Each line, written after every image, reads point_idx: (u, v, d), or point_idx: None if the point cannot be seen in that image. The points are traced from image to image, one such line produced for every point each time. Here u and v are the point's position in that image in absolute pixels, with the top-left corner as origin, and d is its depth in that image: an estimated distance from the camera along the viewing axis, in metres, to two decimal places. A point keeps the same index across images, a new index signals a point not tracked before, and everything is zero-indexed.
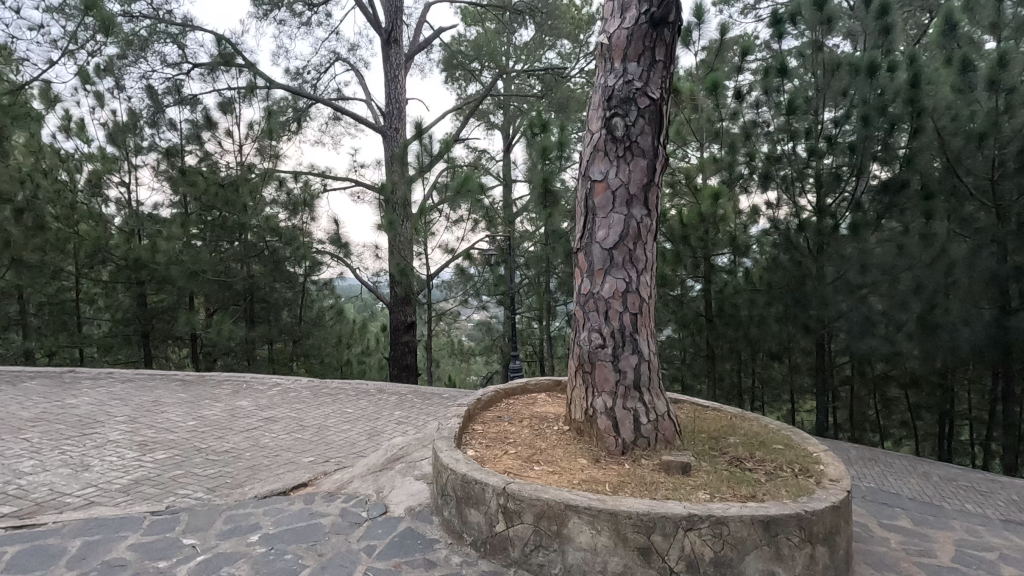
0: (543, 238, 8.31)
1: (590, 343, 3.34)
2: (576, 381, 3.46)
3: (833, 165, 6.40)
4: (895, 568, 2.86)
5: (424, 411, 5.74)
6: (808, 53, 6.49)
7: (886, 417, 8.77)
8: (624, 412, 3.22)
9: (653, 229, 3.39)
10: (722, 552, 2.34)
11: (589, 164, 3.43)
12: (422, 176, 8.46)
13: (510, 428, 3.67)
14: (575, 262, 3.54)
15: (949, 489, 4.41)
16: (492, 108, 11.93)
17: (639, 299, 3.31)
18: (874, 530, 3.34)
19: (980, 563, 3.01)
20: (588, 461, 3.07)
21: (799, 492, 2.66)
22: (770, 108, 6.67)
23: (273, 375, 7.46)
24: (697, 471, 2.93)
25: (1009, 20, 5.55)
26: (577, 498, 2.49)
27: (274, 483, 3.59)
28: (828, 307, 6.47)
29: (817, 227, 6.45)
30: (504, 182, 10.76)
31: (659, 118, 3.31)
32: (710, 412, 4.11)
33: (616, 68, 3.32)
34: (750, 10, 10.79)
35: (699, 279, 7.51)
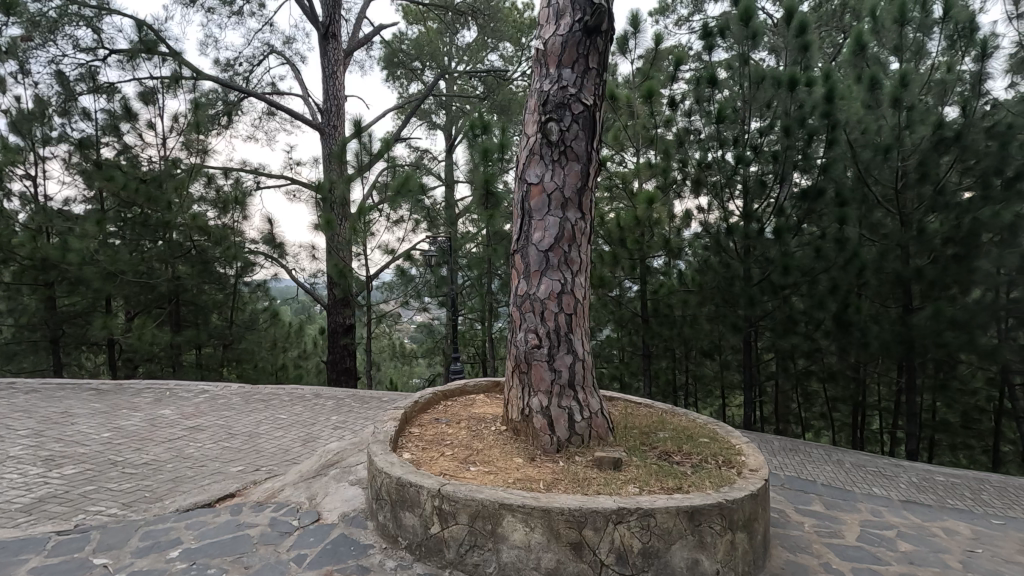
0: (485, 239, 8.35)
1: (526, 344, 3.39)
2: (513, 381, 3.50)
3: (759, 172, 6.75)
4: (806, 549, 3.07)
5: (362, 415, 5.60)
6: (736, 65, 6.83)
7: (807, 409, 9.36)
8: (558, 411, 3.29)
9: (588, 232, 3.48)
10: (650, 542, 2.44)
11: (525, 167, 3.48)
12: (361, 175, 8.31)
13: (447, 430, 3.66)
14: (512, 263, 3.58)
15: (860, 475, 4.76)
16: (434, 108, 11.87)
17: (574, 300, 3.39)
18: (790, 516, 3.56)
19: (882, 541, 3.26)
20: (523, 460, 3.10)
21: (721, 482, 2.81)
22: (701, 117, 7.00)
23: (202, 383, 7.07)
24: (628, 466, 3.03)
25: (909, 44, 6.14)
26: (511, 496, 2.53)
27: (198, 495, 3.42)
28: (754, 307, 6.84)
29: (744, 231, 6.76)
30: (447, 184, 10.72)
31: (592, 124, 3.41)
32: (643, 408, 4.25)
33: (550, 74, 3.39)
34: (684, 22, 11.29)
35: (636, 280, 7.75)
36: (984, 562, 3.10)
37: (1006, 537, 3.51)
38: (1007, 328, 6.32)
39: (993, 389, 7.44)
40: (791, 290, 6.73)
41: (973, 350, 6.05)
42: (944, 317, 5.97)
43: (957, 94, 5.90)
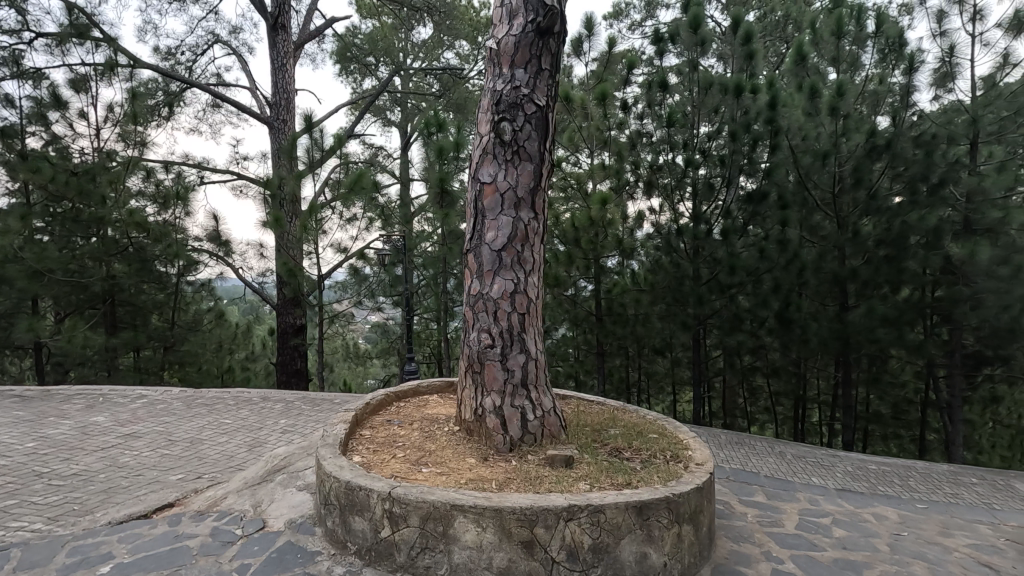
0: (440, 238, 8.29)
1: (479, 343, 3.38)
2: (466, 381, 3.49)
3: (707, 175, 6.97)
4: (748, 539, 3.19)
5: (312, 418, 5.45)
6: (686, 70, 7.03)
7: (752, 404, 9.73)
8: (511, 410, 3.30)
9: (541, 232, 3.50)
10: (600, 538, 2.48)
11: (478, 166, 3.47)
12: (313, 171, 8.09)
13: (399, 431, 3.60)
14: (466, 263, 3.57)
15: (799, 466, 4.99)
16: (389, 104, 11.68)
17: (526, 299, 3.40)
18: (734, 507, 3.70)
19: (818, 529, 3.43)
20: (476, 460, 3.10)
21: (668, 476, 2.88)
22: (653, 120, 7.17)
23: (113, 386, 7.33)
24: (579, 464, 3.06)
25: (845, 56, 6.48)
26: (463, 497, 2.51)
27: (132, 506, 3.24)
28: (703, 305, 7.06)
29: (693, 232, 6.97)
30: (401, 182, 10.58)
31: (545, 124, 3.43)
32: (595, 406, 4.32)
33: (504, 74, 3.40)
34: (637, 27, 11.55)
35: (591, 279, 7.87)
36: (909, 543, 3.31)
37: (929, 520, 3.76)
38: (931, 324, 6.77)
39: (919, 381, 7.95)
40: (737, 289, 6.98)
41: (902, 345, 6.44)
42: (876, 314, 6.33)
43: (888, 105, 6.26)
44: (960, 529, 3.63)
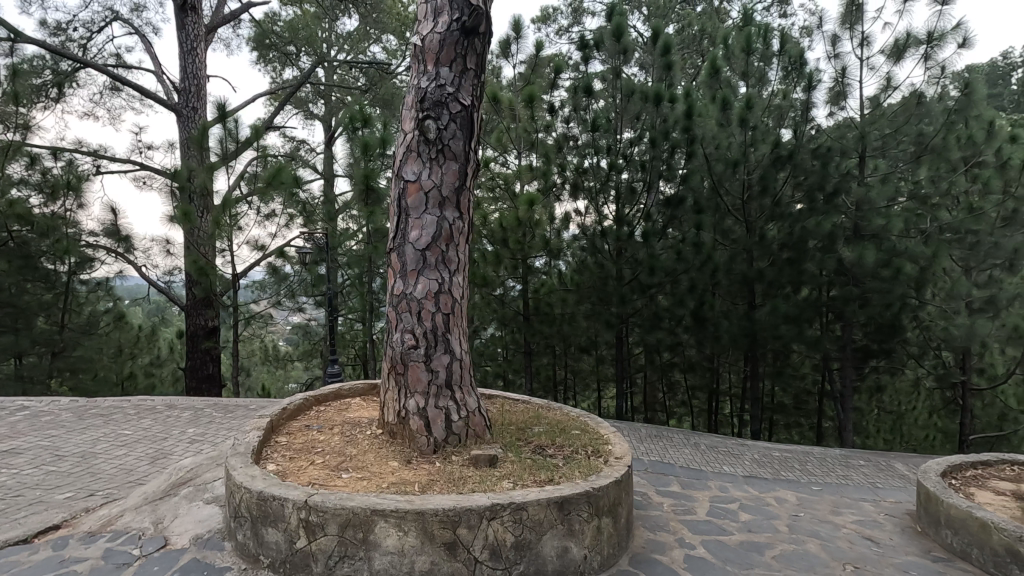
0: (366, 237, 8.07)
1: (403, 345, 3.32)
2: (390, 383, 3.42)
3: (629, 179, 7.22)
4: (664, 527, 3.35)
5: (224, 426, 5.12)
6: (610, 77, 7.26)
7: (671, 398, 10.20)
8: (435, 411, 3.26)
9: (466, 231, 3.49)
10: (522, 535, 2.52)
11: (402, 164, 3.41)
12: (226, 164, 7.62)
13: (318, 436, 3.47)
14: (389, 262, 3.50)
15: (712, 455, 5.29)
16: (312, 96, 11.22)
17: (451, 299, 3.38)
18: (651, 497, 3.87)
19: (727, 514, 3.65)
20: (399, 463, 3.04)
21: (589, 471, 2.96)
22: (578, 124, 7.34)
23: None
24: (503, 462, 3.08)
25: (754, 71, 6.91)
26: (384, 502, 2.46)
27: (8, 531, 2.91)
28: (625, 304, 7.33)
29: (616, 234, 7.20)
30: (325, 177, 10.20)
31: (470, 124, 3.42)
32: (520, 405, 4.37)
33: (428, 71, 3.36)
34: (564, 32, 11.80)
35: (518, 279, 7.93)
36: (805, 523, 3.60)
37: (823, 501, 4.11)
38: (826, 321, 7.39)
39: (817, 373, 8.66)
40: (656, 289, 7.29)
41: (802, 341, 7.00)
42: (779, 312, 6.83)
43: (790, 118, 6.78)
44: (848, 507, 3.99)
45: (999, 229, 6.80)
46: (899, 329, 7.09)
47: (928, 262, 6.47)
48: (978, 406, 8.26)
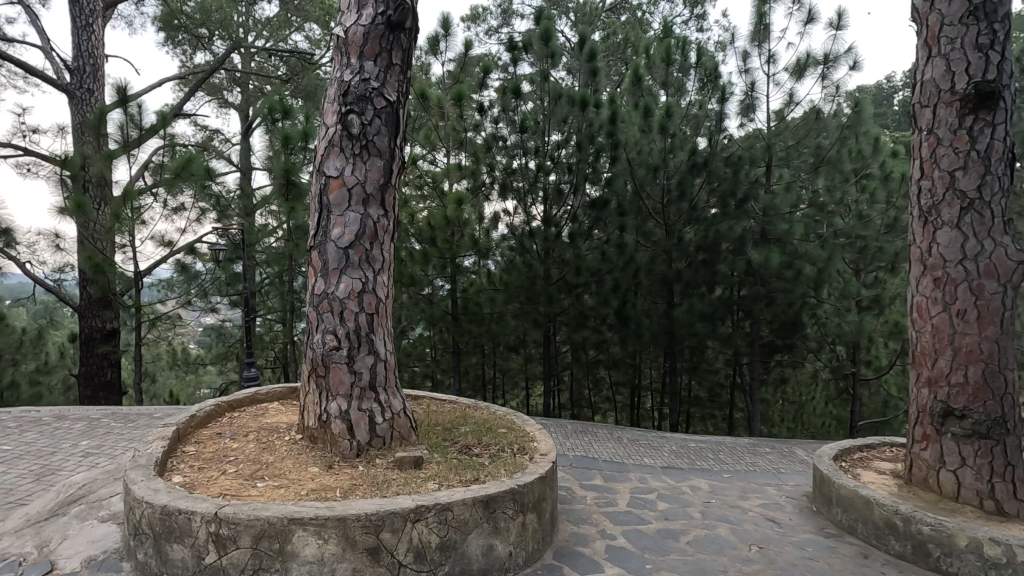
0: (286, 233, 7.73)
1: (324, 346, 3.21)
2: (310, 387, 3.29)
3: (557, 181, 7.35)
4: (587, 520, 3.45)
5: (124, 438, 4.71)
6: (538, 80, 7.36)
7: (596, 394, 10.51)
8: (359, 414, 3.17)
9: (391, 229, 3.43)
10: (447, 535, 2.51)
11: (323, 159, 3.30)
12: (128, 152, 7.03)
13: (231, 444, 3.28)
14: (310, 260, 3.37)
15: (633, 448, 5.51)
16: (227, 83, 10.57)
17: (376, 299, 3.30)
18: (575, 491, 3.97)
19: (646, 504, 3.82)
20: (320, 469, 2.93)
21: (515, 468, 3.00)
22: (506, 125, 7.38)
23: None
24: (429, 463, 3.05)
25: (673, 81, 7.25)
26: (303, 509, 2.36)
27: None
28: (553, 304, 7.46)
29: (544, 234, 7.32)
30: (241, 170, 9.64)
31: (396, 121, 3.36)
32: (447, 405, 4.34)
33: (352, 64, 3.27)
34: (493, 33, 11.84)
35: (447, 279, 7.86)
36: (716, 509, 3.83)
37: (732, 487, 4.38)
38: (737, 319, 7.88)
39: (729, 368, 9.23)
40: (582, 288, 7.48)
41: (715, 337, 7.43)
42: (695, 311, 7.22)
43: (706, 127, 7.18)
44: (754, 492, 4.29)
45: (884, 234, 7.54)
46: (800, 325, 7.70)
47: (824, 264, 7.08)
48: (866, 395, 9.13)
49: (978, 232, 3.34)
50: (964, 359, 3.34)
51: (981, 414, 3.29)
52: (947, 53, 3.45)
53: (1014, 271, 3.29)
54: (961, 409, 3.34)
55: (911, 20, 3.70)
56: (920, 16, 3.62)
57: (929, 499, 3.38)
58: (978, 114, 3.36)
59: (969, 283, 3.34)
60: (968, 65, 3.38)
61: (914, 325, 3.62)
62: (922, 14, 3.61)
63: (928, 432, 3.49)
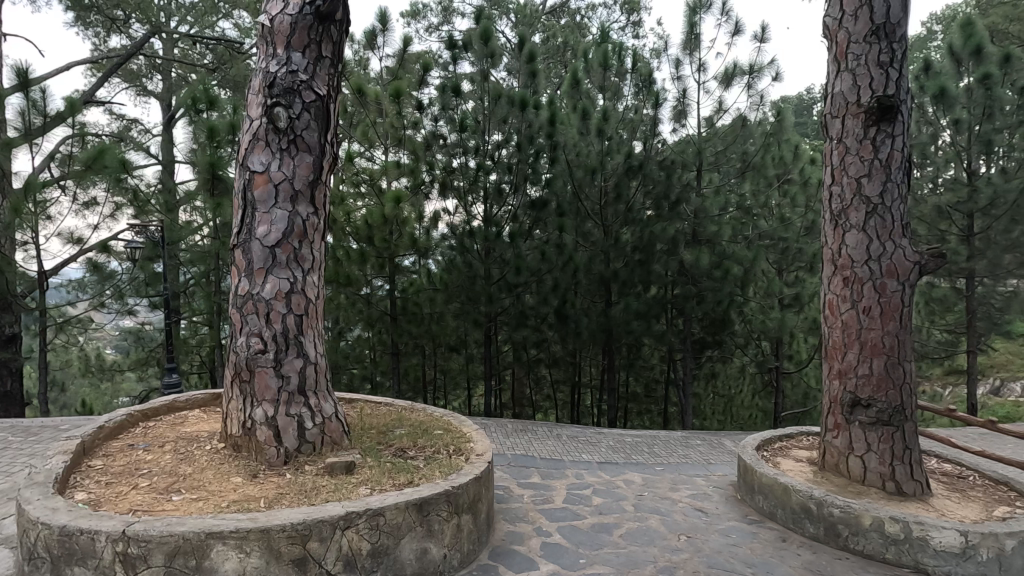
0: (213, 231, 7.32)
1: (249, 349, 3.07)
2: (233, 393, 3.14)
3: (497, 180, 7.34)
4: (523, 518, 3.47)
5: (22, 453, 4.30)
6: (478, 80, 7.33)
7: (537, 392, 10.60)
8: (286, 420, 3.04)
9: (322, 228, 3.31)
10: (379, 541, 2.45)
11: (248, 153, 3.15)
12: (30, 141, 6.45)
13: (145, 456, 3.07)
14: (233, 260, 3.21)
15: (572, 445, 5.60)
16: (146, 70, 9.90)
17: (305, 300, 3.18)
18: (512, 490, 3.99)
19: (581, 500, 3.89)
20: (243, 479, 2.79)
21: (450, 470, 2.97)
22: (446, 123, 7.30)
23: None
24: (361, 468, 2.97)
25: (610, 86, 7.41)
26: (222, 523, 2.24)
27: None
28: (493, 303, 7.46)
29: (484, 234, 7.29)
30: (163, 163, 9.06)
31: (325, 115, 3.24)
32: (383, 408, 4.24)
33: (278, 55, 3.14)
34: (433, 30, 11.71)
35: (385, 279, 7.67)
36: (648, 501, 3.95)
37: (663, 480, 4.53)
38: (671, 317, 8.17)
39: (663, 364, 9.57)
40: (523, 288, 7.51)
41: (651, 335, 7.67)
42: (631, 309, 7.43)
43: (641, 132, 7.41)
44: (684, 483, 4.46)
45: (804, 237, 8.03)
46: (728, 322, 8.09)
47: (749, 264, 7.47)
48: (788, 387, 9.70)
49: (881, 235, 3.62)
50: (869, 353, 3.61)
51: (884, 403, 3.57)
52: (853, 68, 3.72)
53: (912, 271, 3.58)
54: (867, 399, 3.61)
55: (822, 37, 3.95)
56: (830, 33, 3.88)
57: (840, 483, 3.62)
58: (880, 126, 3.64)
59: (874, 283, 3.62)
60: (871, 80, 3.67)
61: (826, 321, 3.87)
62: (832, 32, 3.86)
63: (838, 421, 3.74)
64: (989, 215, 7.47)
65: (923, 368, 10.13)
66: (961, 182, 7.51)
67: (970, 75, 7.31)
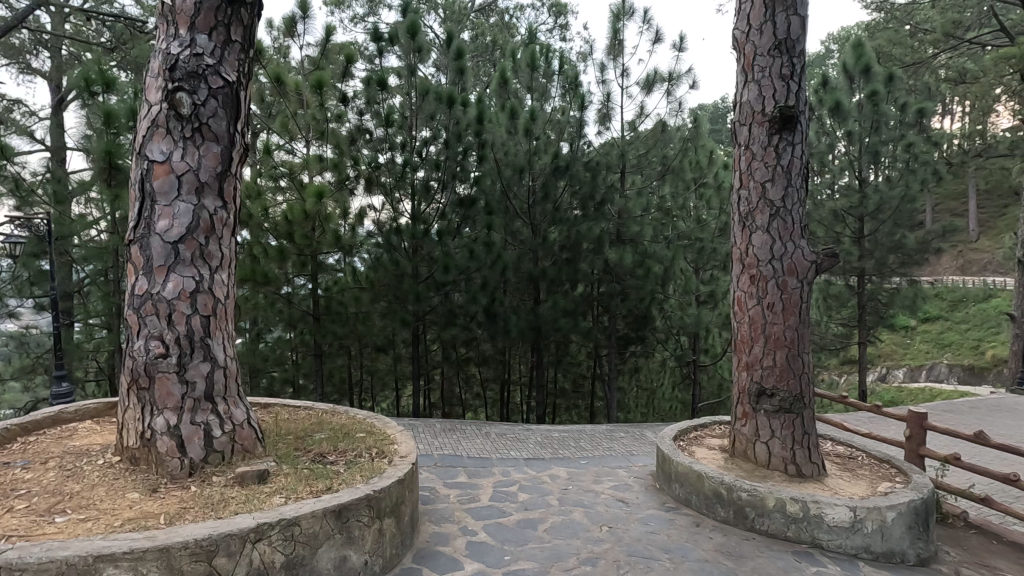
0: (112, 225, 6.71)
1: (148, 353, 2.84)
2: (130, 401, 2.89)
3: (425, 177, 7.22)
4: (449, 518, 3.44)
5: None
6: (406, 74, 7.19)
7: (467, 391, 10.56)
8: (191, 428, 2.83)
9: (232, 223, 3.10)
10: (294, 552, 2.34)
11: (146, 141, 2.91)
12: None
13: (24, 475, 2.75)
14: (129, 256, 2.96)
15: (500, 443, 5.63)
16: (31, 46, 8.91)
17: (213, 299, 2.98)
18: (438, 490, 3.94)
19: (508, 497, 3.91)
20: (141, 494, 2.57)
21: (371, 474, 2.88)
22: (372, 117, 7.09)
23: None
24: (276, 476, 2.83)
25: (537, 86, 7.50)
26: (115, 543, 2.05)
27: None
28: (421, 302, 7.35)
29: (411, 231, 7.15)
30: (52, 149, 8.20)
31: (235, 103, 3.04)
32: (302, 412, 4.06)
33: (181, 36, 2.92)
34: (359, 22, 11.37)
35: (308, 277, 7.34)
36: (572, 495, 4.04)
37: (588, 473, 4.64)
38: (597, 314, 8.39)
39: (590, 360, 9.81)
40: (451, 286, 7.45)
41: (578, 332, 7.83)
42: (558, 307, 7.57)
43: (568, 133, 7.56)
44: (607, 475, 4.59)
45: (718, 237, 8.51)
46: (649, 318, 8.42)
47: (669, 263, 7.81)
48: (705, 378, 10.26)
49: (782, 235, 3.89)
50: (773, 346, 3.88)
51: (785, 392, 3.85)
52: (759, 80, 3.98)
53: (809, 269, 3.87)
54: (771, 389, 3.88)
55: (732, 49, 4.19)
56: (739, 46, 4.12)
57: (748, 468, 3.87)
58: (782, 134, 3.91)
59: (777, 281, 3.89)
60: (774, 91, 3.94)
61: (736, 317, 4.11)
62: (740, 44, 4.11)
63: (746, 410, 3.99)
64: (876, 219, 8.24)
65: (823, 359, 11.03)
66: (854, 189, 8.23)
67: (860, 91, 8.01)
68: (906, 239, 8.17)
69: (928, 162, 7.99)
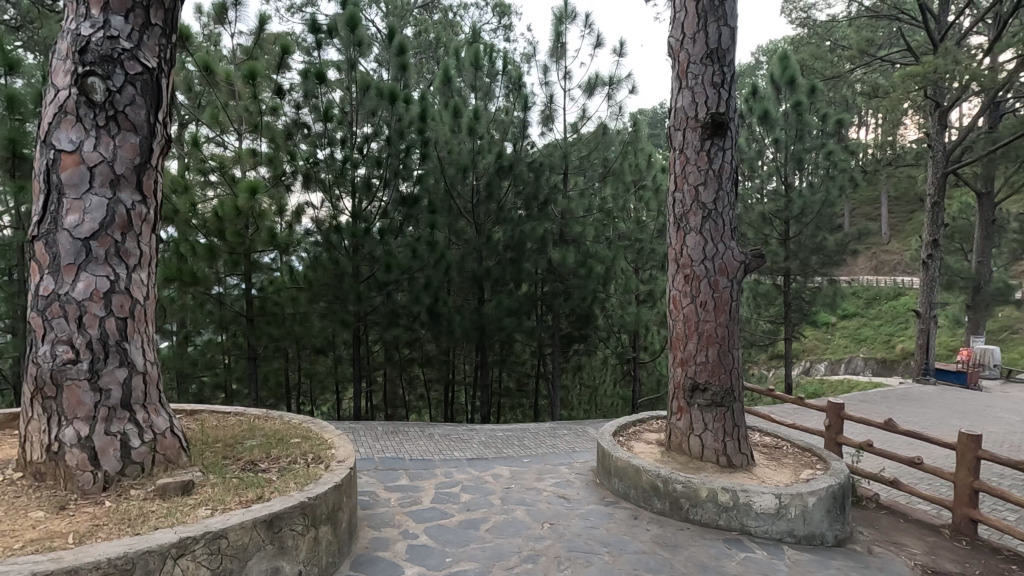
0: (16, 220, 6.13)
1: (55, 359, 2.62)
2: (35, 412, 2.66)
3: (366, 175, 7.04)
4: (389, 522, 3.37)
5: None
6: (346, 68, 6.99)
7: (411, 392, 10.39)
8: (106, 439, 2.63)
9: (152, 219, 2.91)
10: (220, 566, 2.22)
11: (53, 128, 2.69)
12: None
13: None
14: (33, 254, 2.72)
15: (444, 444, 5.58)
16: None
17: (130, 300, 2.78)
18: (379, 494, 3.86)
19: (450, 498, 3.88)
20: (47, 512, 2.37)
21: (306, 480, 2.78)
22: (310, 111, 6.84)
23: None
24: (201, 487, 2.67)
25: (481, 86, 7.49)
26: (13, 567, 1.88)
27: None
28: (363, 302, 7.16)
29: (351, 229, 6.96)
30: None
31: (155, 90, 2.85)
32: (233, 419, 3.86)
33: (93, 17, 2.71)
34: (296, 12, 10.94)
35: (240, 277, 6.99)
36: (515, 494, 4.05)
37: (530, 471, 4.68)
38: (541, 313, 8.47)
39: (534, 359, 9.89)
40: (394, 286, 7.30)
41: (522, 331, 7.87)
42: (502, 306, 7.60)
43: (512, 134, 7.60)
44: (549, 473, 4.64)
45: (656, 238, 8.80)
46: (591, 317, 8.60)
47: (610, 263, 7.99)
48: (645, 375, 10.58)
49: (714, 237, 4.06)
50: (705, 343, 4.04)
51: (717, 387, 4.02)
52: (692, 87, 4.14)
53: (739, 269, 4.06)
54: (703, 384, 4.04)
55: (668, 56, 4.34)
56: (674, 53, 4.27)
57: (683, 461, 4.01)
58: (714, 140, 4.08)
59: (709, 280, 4.05)
60: (706, 99, 4.10)
61: (671, 315, 4.26)
62: (675, 51, 4.26)
63: (681, 405, 4.14)
64: (801, 222, 8.77)
65: (754, 354, 11.61)
66: (780, 193, 8.71)
67: (786, 101, 8.50)
68: (827, 241, 8.76)
69: (845, 170, 8.57)
